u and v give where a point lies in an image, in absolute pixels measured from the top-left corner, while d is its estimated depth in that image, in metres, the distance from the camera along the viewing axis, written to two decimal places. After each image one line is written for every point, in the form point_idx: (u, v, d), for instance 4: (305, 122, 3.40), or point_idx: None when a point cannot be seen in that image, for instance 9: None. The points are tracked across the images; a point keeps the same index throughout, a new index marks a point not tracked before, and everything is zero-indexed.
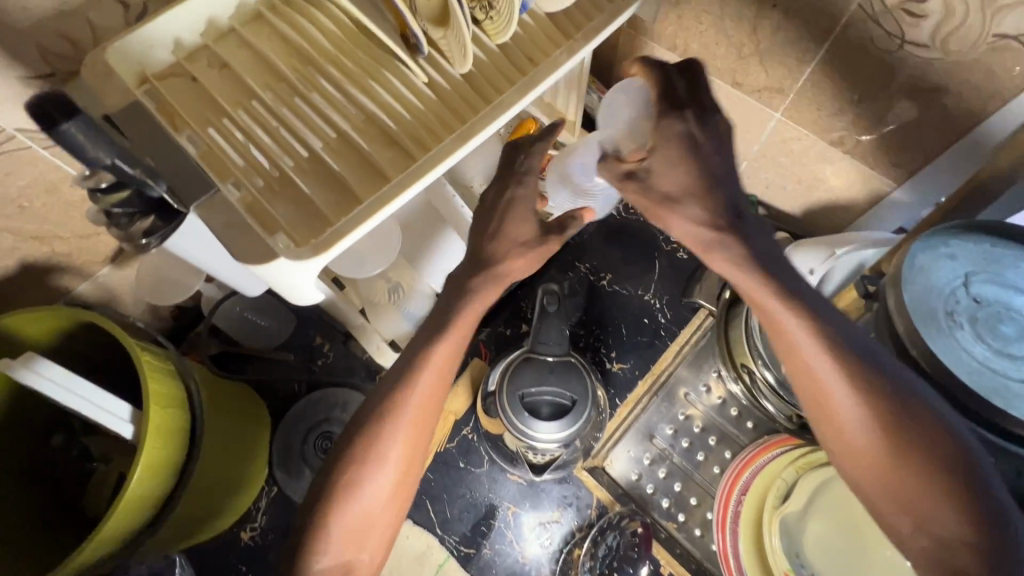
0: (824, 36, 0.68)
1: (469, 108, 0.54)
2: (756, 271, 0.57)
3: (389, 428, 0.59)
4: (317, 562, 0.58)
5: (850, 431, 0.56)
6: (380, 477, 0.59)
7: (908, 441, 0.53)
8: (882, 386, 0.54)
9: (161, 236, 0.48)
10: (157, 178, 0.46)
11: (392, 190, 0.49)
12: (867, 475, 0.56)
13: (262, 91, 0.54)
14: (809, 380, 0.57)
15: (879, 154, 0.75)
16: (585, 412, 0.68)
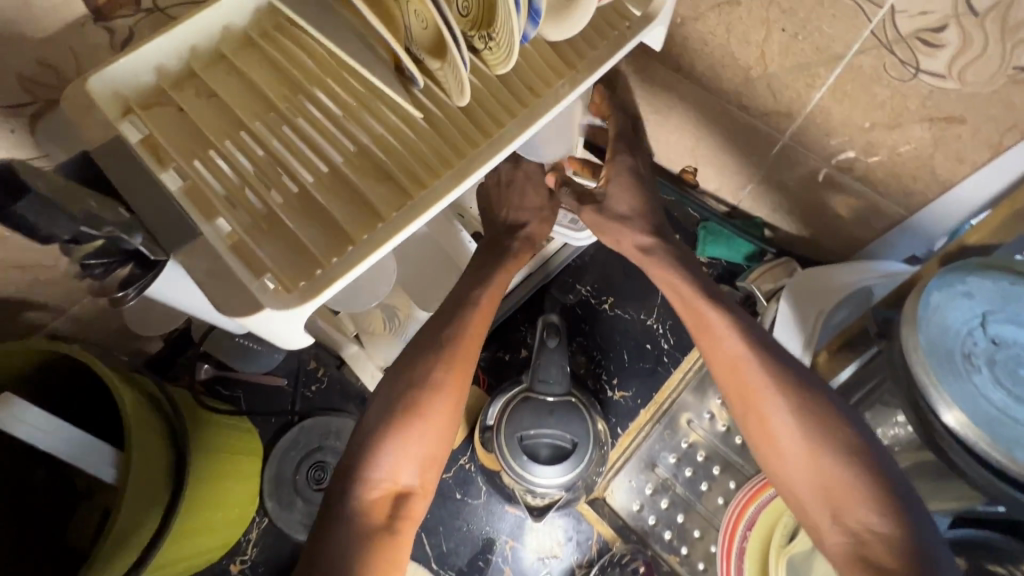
0: (833, 62, 0.65)
1: (467, 141, 0.52)
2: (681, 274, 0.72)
3: (440, 362, 0.66)
4: (371, 489, 0.62)
5: (779, 429, 0.61)
6: (432, 404, 0.64)
7: (827, 438, 0.59)
8: (795, 385, 0.62)
9: (140, 287, 0.44)
10: (134, 231, 0.42)
11: (384, 231, 0.47)
12: (791, 475, 0.60)
13: (251, 123, 0.51)
14: (729, 369, 0.64)
15: (890, 182, 0.73)
16: (585, 454, 0.72)
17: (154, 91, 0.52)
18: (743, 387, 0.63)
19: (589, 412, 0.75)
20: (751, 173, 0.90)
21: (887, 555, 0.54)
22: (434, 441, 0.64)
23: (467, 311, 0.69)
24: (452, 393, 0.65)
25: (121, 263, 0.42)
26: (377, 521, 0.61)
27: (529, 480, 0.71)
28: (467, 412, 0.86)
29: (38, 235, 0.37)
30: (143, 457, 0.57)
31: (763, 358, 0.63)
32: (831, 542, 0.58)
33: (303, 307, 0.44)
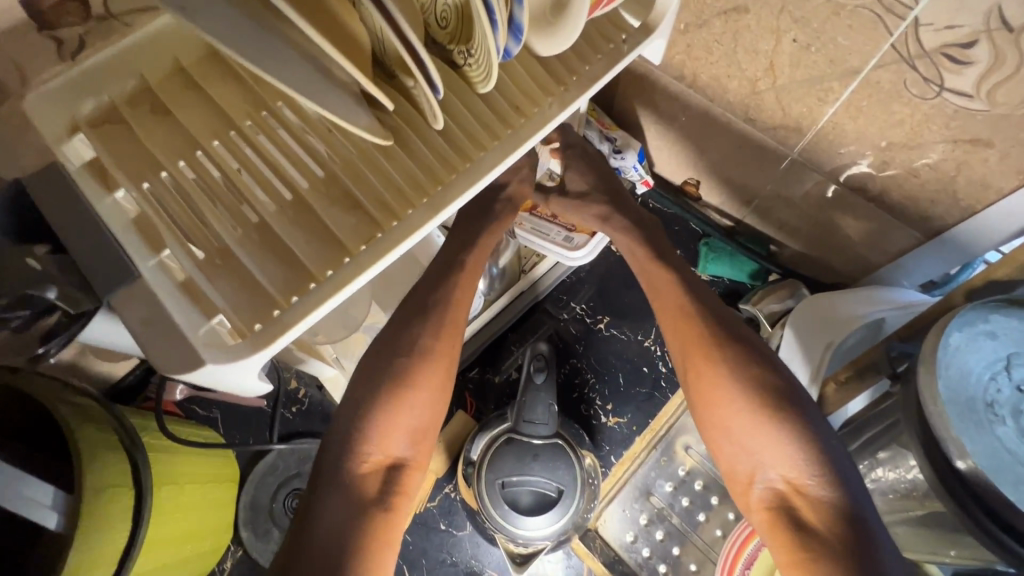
0: (849, 77, 0.60)
1: (445, 167, 0.47)
2: (640, 253, 0.71)
3: (428, 326, 0.62)
4: (360, 464, 0.57)
5: (718, 387, 0.60)
6: (421, 371, 0.60)
7: (764, 397, 0.58)
8: (739, 344, 0.62)
9: (66, 337, 0.40)
10: (42, 285, 0.38)
11: (348, 271, 0.43)
12: (725, 432, 0.59)
13: (207, 142, 0.46)
14: (679, 327, 0.64)
15: (906, 205, 0.68)
16: (571, 503, 0.69)
17: (102, 107, 0.47)
18: (687, 342, 0.63)
19: (576, 454, 0.72)
20: (757, 189, 0.85)
21: (818, 519, 0.53)
22: (427, 402, 0.60)
23: (457, 275, 0.66)
24: (441, 357, 0.61)
25: (45, 314, 0.39)
26: (368, 496, 0.56)
27: (513, 532, 0.68)
28: (450, 439, 0.81)
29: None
30: (95, 499, 0.52)
31: (707, 317, 0.63)
32: (758, 501, 0.57)
33: (257, 357, 0.40)
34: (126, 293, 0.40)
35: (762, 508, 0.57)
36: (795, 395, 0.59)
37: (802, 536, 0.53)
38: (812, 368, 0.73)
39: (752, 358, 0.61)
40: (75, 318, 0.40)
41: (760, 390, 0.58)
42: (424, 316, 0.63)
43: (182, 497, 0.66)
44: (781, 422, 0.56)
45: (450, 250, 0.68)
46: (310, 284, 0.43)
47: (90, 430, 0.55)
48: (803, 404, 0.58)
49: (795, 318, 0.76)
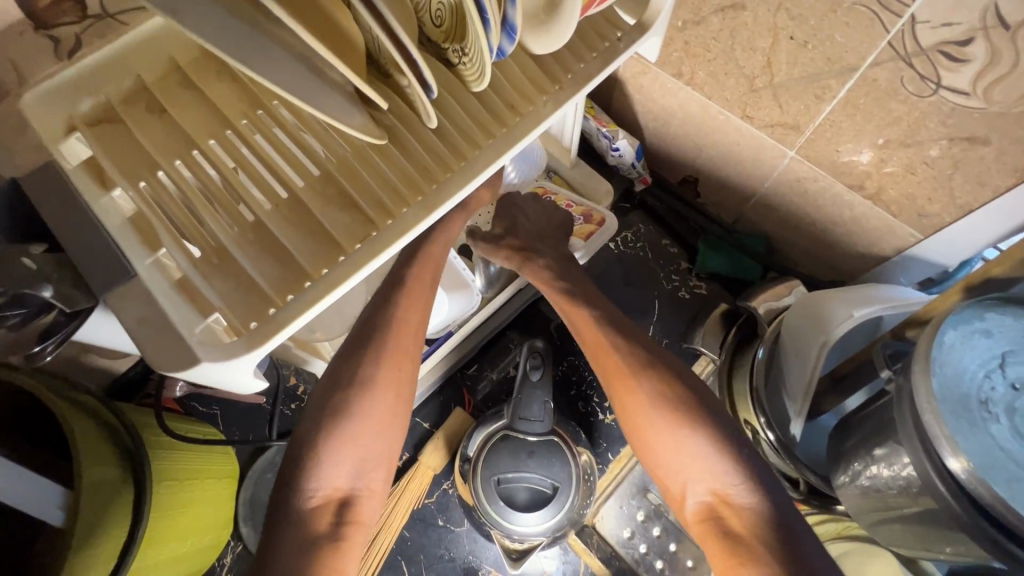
0: (845, 75, 0.60)
1: (440, 166, 0.47)
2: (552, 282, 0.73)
3: (371, 355, 0.60)
4: (308, 500, 0.56)
5: (634, 407, 0.61)
6: (367, 399, 0.59)
7: (682, 411, 0.59)
8: (653, 364, 0.63)
9: (63, 336, 0.40)
10: (37, 284, 0.38)
11: (342, 270, 0.43)
12: (651, 450, 0.60)
13: (204, 141, 0.47)
14: (598, 355, 0.65)
15: (903, 204, 0.68)
16: (569, 499, 0.70)
17: (100, 106, 0.47)
18: (608, 369, 0.64)
19: (572, 451, 0.72)
20: (756, 186, 0.85)
21: (744, 524, 0.53)
22: (374, 434, 0.59)
23: (401, 295, 0.63)
24: (388, 387, 0.60)
25: (41, 312, 0.39)
26: (319, 531, 0.55)
27: (509, 529, 0.69)
28: (448, 436, 0.81)
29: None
30: (94, 495, 0.53)
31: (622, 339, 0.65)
32: (693, 516, 0.57)
33: (251, 355, 0.40)
34: (121, 292, 0.40)
35: (697, 523, 0.57)
36: (710, 407, 0.60)
37: (731, 544, 0.53)
38: (802, 399, 0.71)
39: (665, 377, 0.62)
40: (73, 316, 0.40)
41: (676, 405, 0.59)
42: (376, 344, 0.61)
43: (182, 493, 0.66)
44: (697, 432, 0.57)
45: (400, 269, 0.65)
46: (306, 282, 0.43)
47: (86, 426, 0.56)
48: (720, 418, 0.60)
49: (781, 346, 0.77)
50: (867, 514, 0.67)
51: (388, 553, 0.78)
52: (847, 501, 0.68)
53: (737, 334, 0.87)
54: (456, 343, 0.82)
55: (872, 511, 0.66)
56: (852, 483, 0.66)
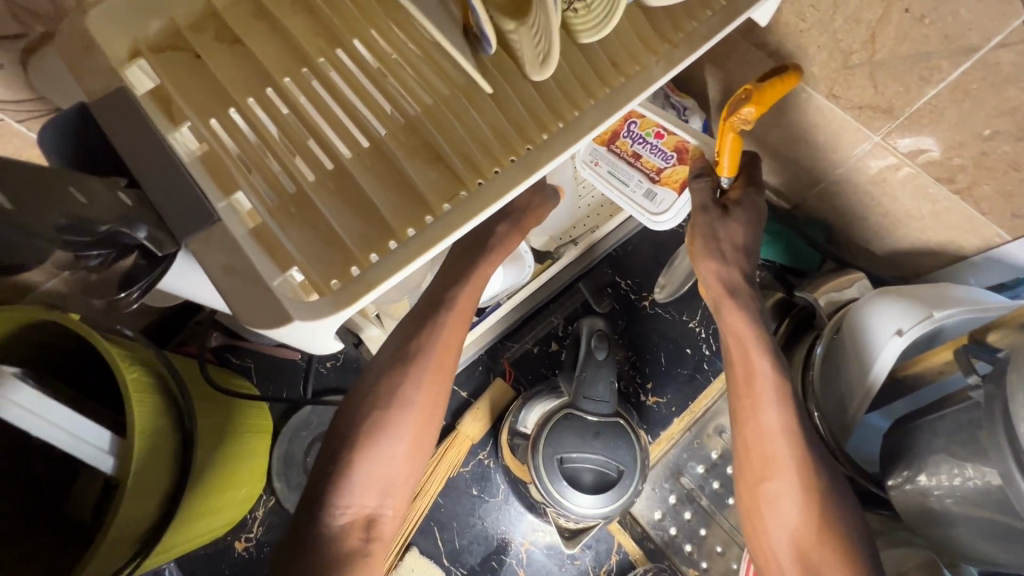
0: (961, 56, 0.56)
1: (536, 123, 0.44)
2: (754, 331, 0.65)
3: (409, 377, 0.56)
4: (338, 516, 0.54)
5: (784, 498, 0.60)
6: (399, 417, 0.56)
7: (829, 512, 0.58)
8: (817, 459, 0.60)
9: (144, 286, 0.36)
10: (131, 223, 0.34)
11: (436, 229, 0.40)
12: (781, 535, 0.60)
13: (279, 78, 0.43)
14: (751, 432, 0.63)
15: (996, 202, 0.64)
16: (630, 484, 0.66)
17: (166, 31, 0.43)
18: (752, 451, 0.62)
19: (636, 433, 0.68)
20: (826, 171, 0.81)
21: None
22: (406, 462, 0.56)
23: (440, 315, 0.58)
24: (424, 409, 0.57)
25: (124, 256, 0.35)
26: (350, 547, 0.53)
27: (567, 507, 0.65)
28: (489, 407, 0.80)
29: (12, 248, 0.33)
30: (150, 445, 0.52)
31: (792, 429, 0.61)
32: None
33: (338, 315, 0.38)
34: (204, 236, 0.36)
35: None
36: (853, 511, 0.59)
37: None
38: (859, 402, 0.68)
39: (818, 469, 0.60)
40: (154, 265, 0.36)
41: (823, 504, 0.59)
42: (404, 353, 0.58)
43: (223, 451, 0.65)
44: (833, 533, 0.58)
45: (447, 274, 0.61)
46: (391, 242, 0.41)
47: (138, 370, 0.54)
48: (855, 522, 0.59)
49: (840, 339, 0.72)
50: (923, 521, 0.64)
51: (422, 518, 0.77)
52: (898, 503, 0.66)
53: (789, 325, 0.84)
54: (507, 312, 0.80)
55: (924, 518, 0.64)
56: (917, 490, 0.63)
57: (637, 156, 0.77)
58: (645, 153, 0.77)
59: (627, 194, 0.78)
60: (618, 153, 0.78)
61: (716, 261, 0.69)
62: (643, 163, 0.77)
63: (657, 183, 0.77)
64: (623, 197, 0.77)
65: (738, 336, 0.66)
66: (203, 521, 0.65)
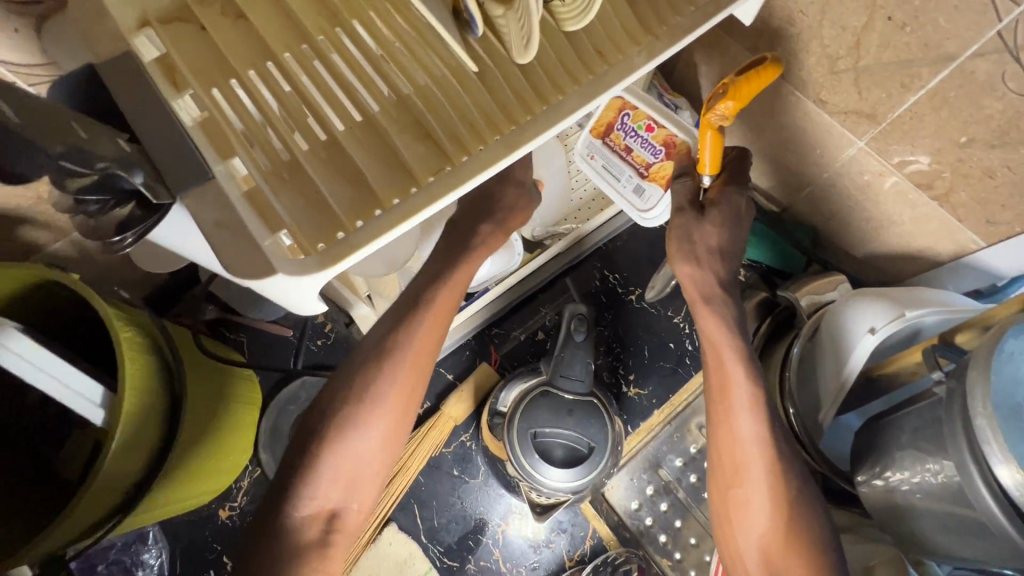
0: (940, 64, 0.58)
1: (522, 105, 0.46)
2: (730, 338, 0.67)
3: (385, 370, 0.59)
4: (301, 508, 0.55)
5: (754, 504, 0.61)
6: (376, 405, 0.58)
7: (797, 519, 0.60)
8: (788, 465, 0.62)
9: (138, 233, 0.38)
10: (127, 167, 0.36)
11: (419, 199, 0.42)
12: (750, 538, 0.61)
13: (279, 53, 0.45)
14: (724, 437, 0.64)
15: (973, 209, 0.66)
16: (600, 462, 0.68)
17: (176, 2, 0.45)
18: (724, 456, 0.64)
19: (608, 414, 0.70)
20: (813, 175, 0.82)
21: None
22: (377, 453, 0.58)
23: (423, 308, 0.61)
24: (399, 403, 0.59)
25: (121, 202, 0.37)
26: (309, 538, 0.55)
27: (538, 481, 0.67)
28: (473, 389, 0.82)
29: (14, 174, 0.34)
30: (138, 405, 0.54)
31: (765, 436, 0.62)
32: None
33: (324, 272, 0.39)
34: (197, 193, 0.38)
35: None
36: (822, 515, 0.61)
37: None
38: (834, 399, 0.70)
39: (788, 476, 0.61)
40: (149, 216, 0.38)
41: (791, 509, 0.60)
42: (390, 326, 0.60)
43: (208, 416, 0.67)
44: (800, 539, 0.59)
45: (440, 260, 0.65)
46: (375, 211, 0.42)
47: (131, 333, 0.56)
48: (825, 528, 0.60)
49: (816, 339, 0.75)
50: (891, 517, 0.65)
51: (403, 494, 0.79)
52: (866, 499, 0.67)
53: (772, 322, 0.86)
54: (498, 296, 0.82)
55: (888, 513, 0.65)
56: (884, 486, 0.64)
57: (629, 150, 0.79)
58: (636, 147, 0.79)
59: (618, 188, 0.81)
60: (611, 146, 0.80)
61: (693, 264, 0.72)
62: (634, 157, 0.79)
63: (646, 179, 0.80)
64: (613, 192, 0.80)
65: (714, 344, 0.68)
66: (185, 488, 0.66)
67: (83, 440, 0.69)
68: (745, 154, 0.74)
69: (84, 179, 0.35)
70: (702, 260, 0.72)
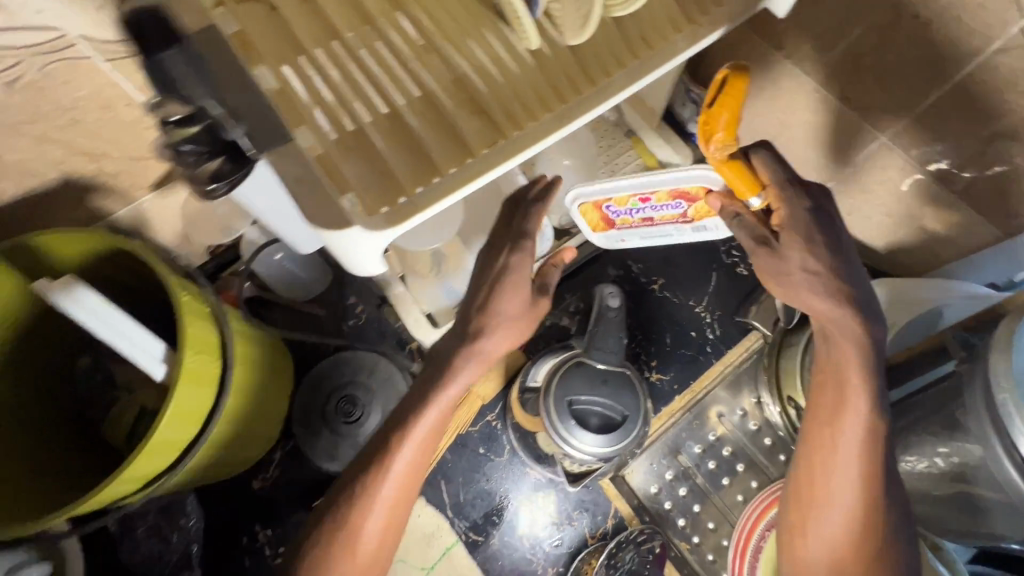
0: (963, 59, 0.60)
1: (572, 86, 0.49)
2: (858, 363, 0.58)
3: (373, 479, 0.57)
4: None
5: (841, 526, 0.59)
6: (365, 516, 0.57)
7: (884, 546, 0.57)
8: (886, 493, 0.58)
9: (227, 183, 0.42)
10: (233, 121, 0.40)
11: (479, 164, 0.46)
12: (823, 555, 0.60)
13: (344, 32, 0.48)
14: (821, 459, 0.60)
15: (992, 201, 0.68)
16: (634, 430, 0.69)
17: None
18: (819, 476, 0.60)
19: (641, 385, 0.72)
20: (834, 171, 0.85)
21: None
22: (375, 556, 0.59)
23: (475, 355, 0.57)
24: (391, 510, 0.58)
25: (212, 156, 0.40)
26: None
27: (572, 447, 0.68)
28: (501, 369, 0.84)
29: (176, 93, 0.39)
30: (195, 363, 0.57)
31: (871, 465, 0.58)
32: None
33: (391, 231, 0.43)
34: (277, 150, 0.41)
35: None
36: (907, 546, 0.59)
37: None
38: None
39: (883, 504, 0.58)
40: (239, 166, 0.41)
41: (875, 538, 0.58)
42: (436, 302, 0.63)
43: (249, 390, 0.69)
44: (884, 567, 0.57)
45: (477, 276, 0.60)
46: (434, 178, 0.45)
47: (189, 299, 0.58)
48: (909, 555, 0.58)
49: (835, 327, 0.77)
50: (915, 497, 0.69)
51: (432, 469, 0.81)
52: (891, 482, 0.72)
53: None
54: None
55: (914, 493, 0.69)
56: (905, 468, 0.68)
57: (650, 221, 0.73)
58: (656, 214, 0.72)
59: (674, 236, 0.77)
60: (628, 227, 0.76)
61: (817, 293, 0.57)
62: (661, 219, 0.73)
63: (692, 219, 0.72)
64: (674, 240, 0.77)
65: (840, 362, 0.59)
66: (225, 454, 0.69)
67: (126, 409, 0.71)
68: (767, 148, 0.59)
69: (188, 127, 0.39)
70: (805, 292, 0.57)
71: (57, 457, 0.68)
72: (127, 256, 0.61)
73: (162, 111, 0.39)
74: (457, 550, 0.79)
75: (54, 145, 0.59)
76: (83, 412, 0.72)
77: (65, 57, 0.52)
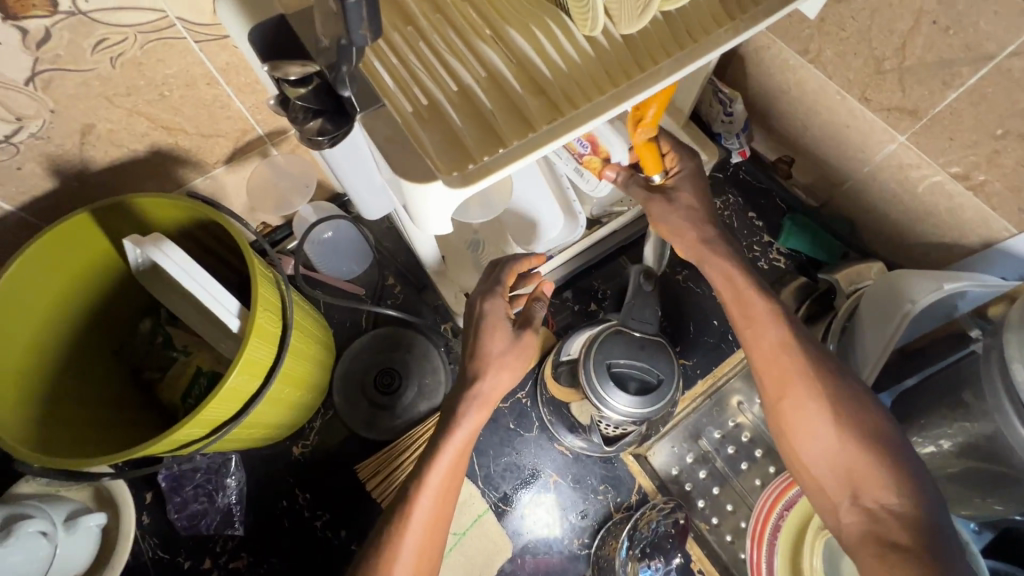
0: (979, 62, 0.65)
1: (625, 71, 0.54)
2: (743, 275, 0.70)
3: (428, 468, 0.64)
4: None
5: (808, 412, 0.63)
6: (418, 504, 0.62)
7: (852, 419, 0.62)
8: (828, 373, 0.64)
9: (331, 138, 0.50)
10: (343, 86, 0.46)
11: (539, 138, 0.50)
12: (810, 443, 0.62)
13: (420, 19, 0.54)
14: (765, 362, 0.66)
15: (1006, 197, 0.72)
16: (667, 393, 0.72)
17: None
18: (770, 373, 0.66)
19: (673, 353, 0.75)
20: (853, 170, 0.90)
21: (903, 532, 0.56)
22: (430, 545, 0.63)
23: (508, 358, 0.67)
24: (440, 498, 0.63)
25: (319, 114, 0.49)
26: None
27: (608, 404, 0.72)
28: None
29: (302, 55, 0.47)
30: (264, 317, 0.61)
31: (802, 353, 0.65)
32: (851, 529, 0.59)
33: (462, 190, 0.48)
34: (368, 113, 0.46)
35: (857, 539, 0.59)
36: (889, 427, 0.62)
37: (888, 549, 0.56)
38: (878, 355, 0.74)
39: (835, 386, 0.64)
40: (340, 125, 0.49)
41: (854, 422, 0.62)
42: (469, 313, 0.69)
43: (302, 358, 0.74)
44: (863, 433, 0.61)
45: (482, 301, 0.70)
46: (500, 147, 0.50)
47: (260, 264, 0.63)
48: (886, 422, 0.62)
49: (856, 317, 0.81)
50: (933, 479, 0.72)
51: None
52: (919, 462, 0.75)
53: (810, 305, 0.94)
54: (562, 264, 0.89)
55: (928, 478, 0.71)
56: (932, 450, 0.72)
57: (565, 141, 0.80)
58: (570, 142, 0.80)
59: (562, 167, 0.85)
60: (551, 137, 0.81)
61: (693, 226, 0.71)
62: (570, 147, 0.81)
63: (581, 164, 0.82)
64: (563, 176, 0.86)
65: (726, 275, 0.70)
66: (280, 412, 0.74)
67: (180, 372, 0.74)
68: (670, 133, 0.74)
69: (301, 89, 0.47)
70: (682, 229, 0.72)
71: (116, 415, 0.71)
72: (202, 230, 0.69)
73: (281, 67, 0.46)
74: (488, 519, 0.83)
75: (140, 118, 0.65)
76: (142, 373, 0.76)
77: (163, 37, 0.58)
